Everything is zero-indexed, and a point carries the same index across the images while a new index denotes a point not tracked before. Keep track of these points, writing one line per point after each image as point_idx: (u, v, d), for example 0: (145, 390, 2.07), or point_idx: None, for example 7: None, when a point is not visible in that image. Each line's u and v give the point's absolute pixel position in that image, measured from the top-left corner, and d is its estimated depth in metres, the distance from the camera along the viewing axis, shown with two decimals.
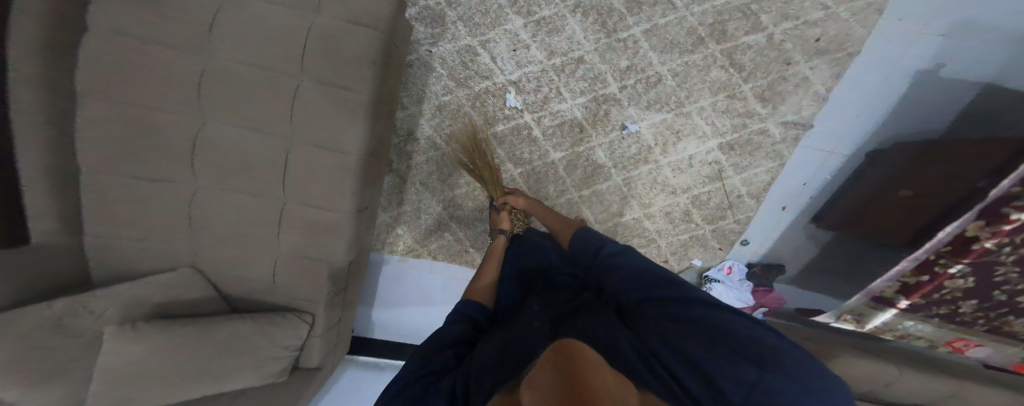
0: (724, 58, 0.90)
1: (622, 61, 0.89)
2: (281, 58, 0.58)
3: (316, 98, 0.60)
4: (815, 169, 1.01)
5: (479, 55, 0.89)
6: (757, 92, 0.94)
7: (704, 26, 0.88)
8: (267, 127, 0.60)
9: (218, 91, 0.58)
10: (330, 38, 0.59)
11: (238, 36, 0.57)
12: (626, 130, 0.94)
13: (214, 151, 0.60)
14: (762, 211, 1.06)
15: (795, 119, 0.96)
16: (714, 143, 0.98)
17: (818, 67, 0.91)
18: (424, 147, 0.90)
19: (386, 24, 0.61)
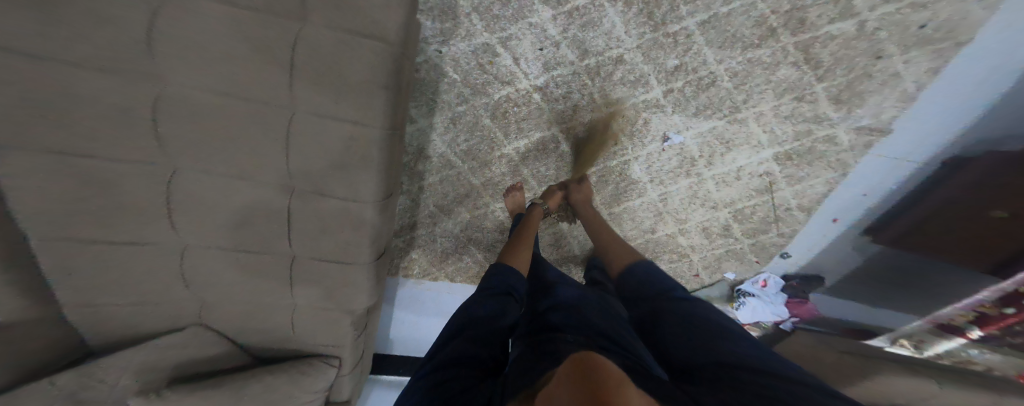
0: (798, 52, 0.73)
1: (670, 59, 0.75)
2: (267, 86, 0.47)
3: (316, 133, 0.51)
4: (883, 178, 0.87)
5: (499, 56, 0.74)
6: (833, 93, 0.78)
7: (777, 14, 0.69)
8: (263, 176, 0.53)
9: (191, 133, 0.48)
10: (329, 56, 0.47)
11: (196, 60, 0.44)
12: (668, 142, 0.84)
13: (196, 209, 0.53)
14: (809, 223, 0.97)
15: (873, 124, 0.81)
16: (768, 154, 0.87)
17: (915, 61, 0.71)
18: (437, 167, 0.86)
19: (400, 39, 0.48)
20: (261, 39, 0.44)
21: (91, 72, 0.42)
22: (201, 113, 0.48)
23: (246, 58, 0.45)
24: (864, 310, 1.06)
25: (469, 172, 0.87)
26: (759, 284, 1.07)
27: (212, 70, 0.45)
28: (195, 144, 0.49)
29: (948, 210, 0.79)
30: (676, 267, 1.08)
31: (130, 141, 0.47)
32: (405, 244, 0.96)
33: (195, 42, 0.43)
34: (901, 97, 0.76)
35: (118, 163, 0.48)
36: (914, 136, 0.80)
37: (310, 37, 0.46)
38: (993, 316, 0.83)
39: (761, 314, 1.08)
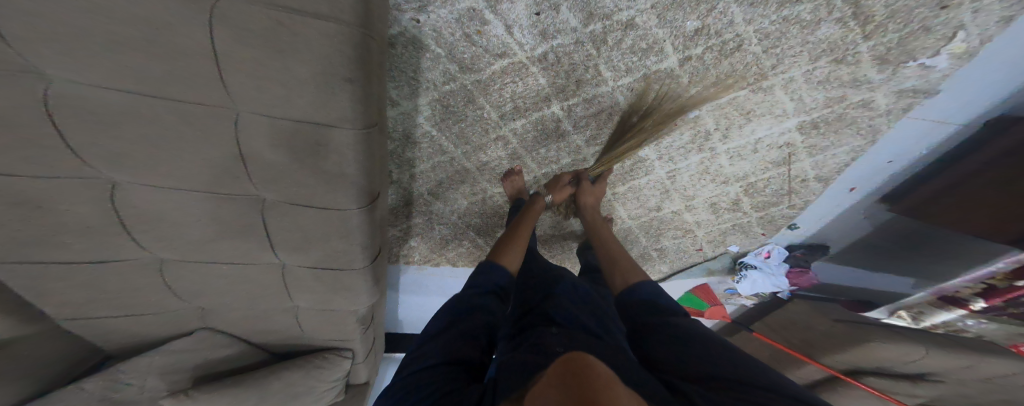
0: (846, 5, 0.62)
1: (689, 22, 0.65)
2: (191, 90, 0.38)
3: (273, 140, 0.44)
4: (915, 143, 0.80)
5: (488, 24, 0.64)
6: (879, 51, 0.67)
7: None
8: (229, 187, 0.48)
9: (120, 160, 0.42)
10: (258, 42, 0.35)
11: (86, 66, 0.34)
12: (681, 115, 0.77)
13: (162, 233, 0.51)
14: (823, 194, 0.92)
15: (918, 85, 0.71)
16: (792, 123, 0.79)
17: (987, 8, 0.59)
18: (429, 153, 0.81)
19: (359, 16, 0.36)
20: (151, 26, 0.32)
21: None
22: (118, 123, 0.39)
23: (143, 52, 0.34)
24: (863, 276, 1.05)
25: (462, 156, 0.83)
26: (763, 256, 1.06)
27: (101, 68, 0.34)
28: (129, 164, 0.42)
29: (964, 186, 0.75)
30: (679, 242, 1.07)
31: (46, 159, 0.40)
32: (403, 233, 0.96)
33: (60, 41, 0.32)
34: (962, 54, 0.65)
35: (44, 183, 0.42)
36: (960, 98, 0.71)
37: (228, 20, 0.34)
38: (998, 289, 0.79)
39: (763, 286, 1.09)
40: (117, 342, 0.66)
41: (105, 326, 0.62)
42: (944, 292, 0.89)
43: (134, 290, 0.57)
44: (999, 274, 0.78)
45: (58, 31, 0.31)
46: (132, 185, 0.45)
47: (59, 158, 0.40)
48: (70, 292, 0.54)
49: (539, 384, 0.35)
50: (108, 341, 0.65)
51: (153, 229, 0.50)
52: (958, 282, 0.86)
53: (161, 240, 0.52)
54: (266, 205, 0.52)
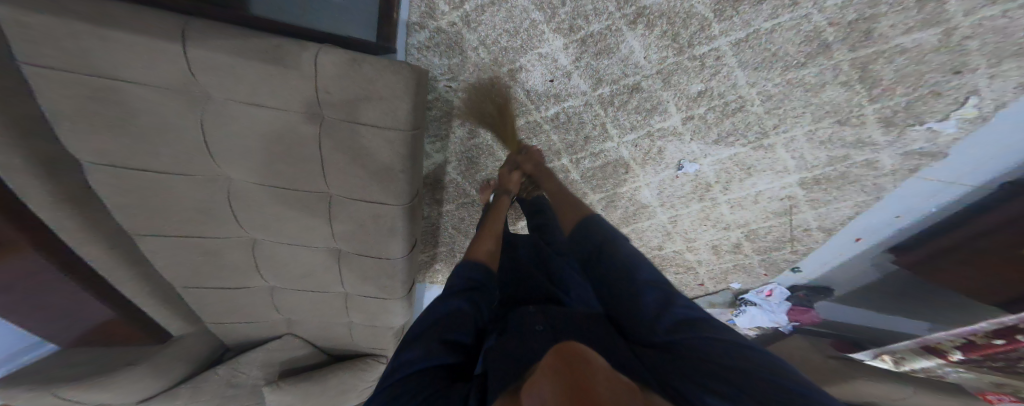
0: (852, 71, 0.63)
1: (694, 85, 0.70)
2: (302, 181, 0.59)
3: (348, 209, 0.64)
4: (922, 200, 0.80)
5: (510, 87, 0.75)
6: (885, 114, 0.68)
7: (837, 27, 0.58)
8: (320, 243, 0.70)
9: (255, 222, 0.65)
10: (351, 144, 0.55)
11: (245, 170, 0.57)
12: (682, 170, 0.85)
13: (274, 266, 0.74)
14: (826, 242, 0.95)
15: (927, 148, 0.71)
16: (793, 179, 0.83)
17: (1005, 75, 0.58)
18: (454, 196, 0.94)
19: (409, 121, 0.55)
20: (287, 150, 0.55)
21: (165, 183, 0.56)
22: (257, 205, 0.62)
23: (275, 165, 0.57)
24: (867, 315, 1.08)
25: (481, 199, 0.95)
26: (763, 293, 1.12)
27: (253, 175, 0.58)
28: (262, 226, 0.66)
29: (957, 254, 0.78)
30: (680, 277, 1.15)
31: (221, 224, 0.64)
32: (429, 258, 1.09)
33: (238, 162, 0.56)
34: (974, 118, 0.64)
35: (217, 240, 0.67)
36: (971, 160, 0.70)
37: (331, 132, 0.54)
38: (978, 344, 0.85)
39: (760, 321, 1.15)
40: (233, 326, 0.90)
41: (227, 314, 0.85)
42: (927, 342, 0.96)
43: (241, 302, 0.81)
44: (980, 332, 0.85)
45: (238, 157, 0.55)
46: (266, 242, 0.70)
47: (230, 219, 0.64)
48: (203, 298, 0.78)
49: (535, 375, 0.38)
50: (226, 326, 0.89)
51: (272, 267, 0.74)
52: (942, 335, 0.93)
53: (276, 274, 0.75)
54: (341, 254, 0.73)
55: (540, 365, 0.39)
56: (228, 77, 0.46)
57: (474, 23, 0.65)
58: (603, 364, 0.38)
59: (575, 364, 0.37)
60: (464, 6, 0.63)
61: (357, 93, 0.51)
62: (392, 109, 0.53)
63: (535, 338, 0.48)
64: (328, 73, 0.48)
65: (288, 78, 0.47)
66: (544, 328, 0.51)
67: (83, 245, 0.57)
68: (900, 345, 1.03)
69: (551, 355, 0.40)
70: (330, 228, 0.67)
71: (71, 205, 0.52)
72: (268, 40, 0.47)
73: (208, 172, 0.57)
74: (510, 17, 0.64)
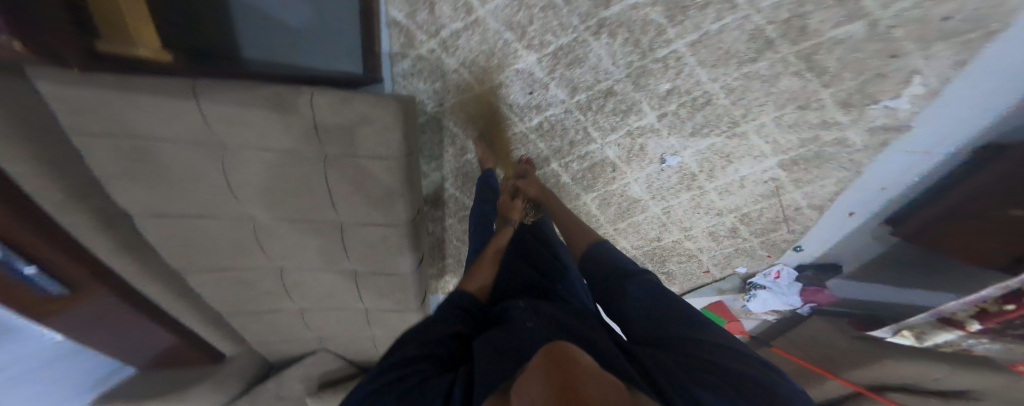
0: (802, 62, 0.68)
1: (662, 84, 0.77)
2: (318, 210, 0.71)
3: (359, 231, 0.75)
4: (899, 169, 0.80)
5: (491, 102, 0.83)
6: (841, 97, 0.72)
7: (775, 24, 0.65)
8: (340, 261, 0.82)
9: (284, 248, 0.77)
10: (352, 175, 0.65)
11: (270, 205, 0.68)
12: (665, 163, 0.88)
13: (308, 282, 0.88)
14: (821, 218, 0.95)
15: (888, 124, 0.74)
16: (772, 162, 0.86)
17: (938, 55, 0.62)
18: (455, 210, 1.02)
19: (400, 149, 0.63)
20: (302, 188, 0.66)
21: (210, 220, 0.69)
22: (285, 236, 0.75)
23: (293, 200, 0.68)
24: (888, 289, 0.98)
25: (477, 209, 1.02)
26: (772, 276, 1.10)
27: (277, 210, 0.70)
28: (291, 251, 0.78)
29: (949, 223, 0.75)
30: (685, 265, 1.15)
31: (247, 252, 0.77)
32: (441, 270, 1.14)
33: (266, 200, 0.68)
34: (924, 94, 0.67)
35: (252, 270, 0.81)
36: (941, 131, 0.72)
37: (335, 165, 0.64)
38: (993, 311, 0.74)
39: (773, 305, 1.12)
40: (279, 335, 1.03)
41: (267, 324, 0.99)
42: (942, 314, 0.85)
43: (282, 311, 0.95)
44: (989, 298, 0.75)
45: (264, 195, 0.67)
46: (291, 268, 0.83)
47: (257, 247, 0.76)
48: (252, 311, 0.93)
49: (527, 374, 0.41)
50: (277, 327, 1.02)
51: (306, 285, 0.88)
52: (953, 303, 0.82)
53: (301, 293, 0.90)
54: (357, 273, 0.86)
55: (530, 367, 0.42)
56: (246, 132, 0.57)
57: (451, 47, 0.75)
58: (594, 367, 0.40)
59: (565, 365, 0.40)
60: (440, 34, 0.73)
61: (350, 128, 0.59)
62: (384, 141, 0.61)
63: (524, 333, 0.52)
64: (324, 115, 0.57)
65: (289, 121, 0.57)
66: (535, 324, 0.54)
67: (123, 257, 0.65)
68: (916, 318, 0.91)
69: (541, 357, 0.43)
70: (345, 248, 0.78)
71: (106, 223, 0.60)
72: (267, 91, 0.55)
73: (232, 212, 0.68)
74: (483, 39, 0.73)
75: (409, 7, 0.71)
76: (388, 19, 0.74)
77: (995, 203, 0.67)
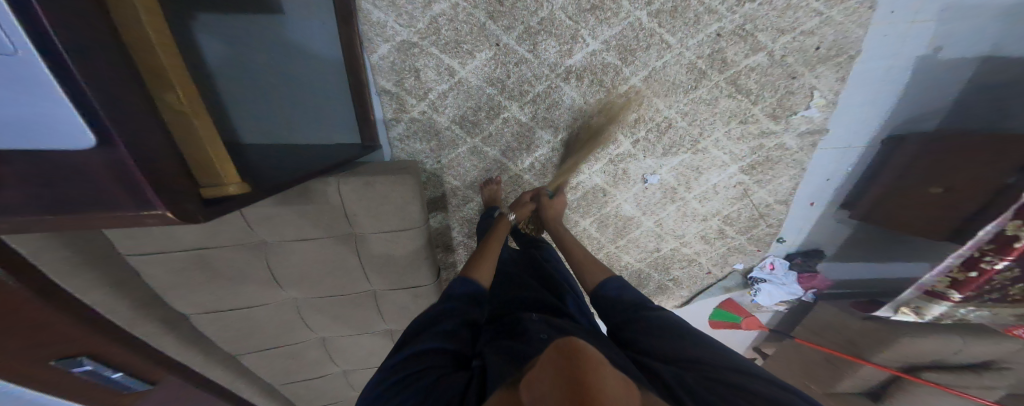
0: (729, 86, 0.87)
1: (629, 114, 0.88)
2: (351, 284, 0.66)
3: (392, 297, 0.70)
4: (836, 164, 0.97)
5: (485, 152, 0.89)
6: (769, 111, 0.90)
7: (703, 59, 0.84)
8: (375, 329, 0.75)
9: (317, 323, 0.70)
10: (381, 249, 0.63)
11: (305, 285, 0.63)
12: (647, 182, 0.96)
13: (328, 358, 0.79)
14: (790, 212, 1.04)
15: (812, 127, 0.92)
16: (735, 168, 0.96)
17: (823, 75, 0.85)
18: (463, 255, 1.03)
19: (421, 218, 0.63)
20: (336, 262, 0.62)
21: (224, 314, 0.63)
22: (316, 314, 0.68)
23: (318, 280, 0.63)
24: (871, 267, 1.07)
25: None
26: (768, 268, 1.11)
27: (300, 290, 0.64)
28: (325, 329, 0.72)
29: (890, 198, 0.92)
30: (688, 271, 1.16)
31: (293, 331, 0.70)
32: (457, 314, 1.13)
33: (300, 283, 0.63)
34: (825, 103, 0.89)
35: (291, 346, 0.73)
36: (850, 128, 0.92)
37: (364, 241, 0.62)
38: (964, 280, 0.84)
39: (780, 296, 1.11)
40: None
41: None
42: (925, 288, 0.91)
43: (305, 393, 0.87)
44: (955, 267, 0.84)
45: (296, 277, 0.62)
46: (333, 337, 0.75)
47: (293, 330, 0.70)
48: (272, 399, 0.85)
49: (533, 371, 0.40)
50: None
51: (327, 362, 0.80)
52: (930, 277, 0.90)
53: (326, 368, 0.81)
54: (395, 332, 0.78)
55: (537, 363, 0.40)
56: (276, 221, 0.55)
57: (441, 107, 0.83)
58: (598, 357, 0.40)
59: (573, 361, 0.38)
60: (428, 97, 0.82)
61: (373, 205, 0.59)
62: (405, 213, 0.61)
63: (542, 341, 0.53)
64: (350, 201, 0.58)
65: (318, 210, 0.57)
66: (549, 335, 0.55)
67: (127, 331, 0.60)
68: (905, 295, 0.95)
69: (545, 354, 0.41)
70: (379, 313, 0.72)
71: (114, 290, 0.56)
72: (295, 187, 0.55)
73: (276, 297, 0.64)
74: (470, 97, 0.83)
75: (396, 76, 0.80)
76: (377, 88, 0.81)
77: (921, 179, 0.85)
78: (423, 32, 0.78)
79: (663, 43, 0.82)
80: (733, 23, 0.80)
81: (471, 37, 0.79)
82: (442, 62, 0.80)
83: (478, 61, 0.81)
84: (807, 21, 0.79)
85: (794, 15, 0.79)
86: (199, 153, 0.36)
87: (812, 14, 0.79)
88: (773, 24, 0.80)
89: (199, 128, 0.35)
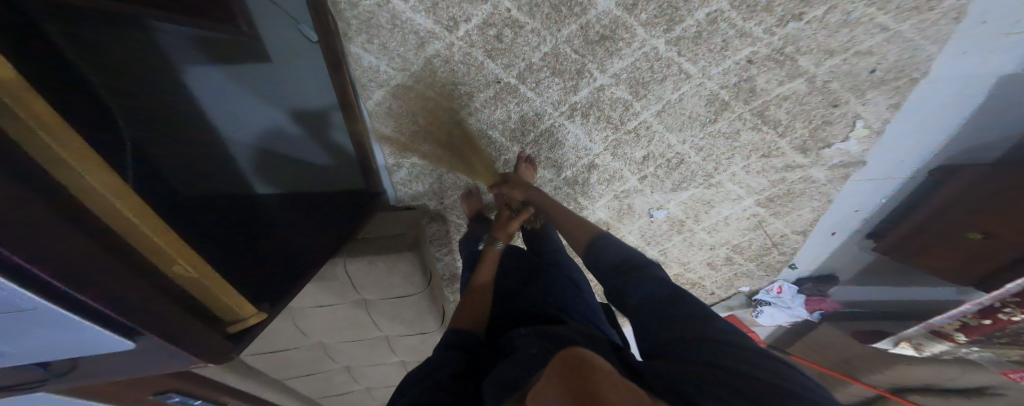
0: (754, 117, 0.76)
1: (637, 151, 0.84)
2: (365, 332, 0.76)
3: (402, 340, 0.81)
4: (869, 197, 0.87)
5: (487, 190, 0.92)
6: (798, 144, 0.80)
7: (728, 88, 0.73)
8: (388, 359, 0.87)
9: (337, 358, 0.83)
10: (390, 310, 0.73)
11: (327, 334, 0.75)
12: (654, 216, 0.96)
13: (349, 378, 0.93)
14: (806, 240, 1.00)
15: (846, 160, 0.81)
16: (750, 202, 0.92)
17: (873, 101, 0.70)
18: None
19: (424, 285, 0.70)
20: (353, 318, 0.73)
21: (261, 356, 0.75)
22: (337, 352, 0.80)
23: (337, 331, 0.74)
24: (890, 291, 0.99)
25: None
26: (774, 291, 1.12)
27: (322, 336, 0.75)
28: (346, 360, 0.84)
29: (918, 238, 0.82)
30: (691, 291, 1.20)
31: (323, 364, 0.84)
32: None
33: (324, 333, 0.74)
34: (869, 134, 0.76)
35: (325, 373, 0.88)
36: (892, 161, 0.79)
37: (375, 304, 0.71)
38: (975, 325, 0.86)
39: (782, 318, 1.14)
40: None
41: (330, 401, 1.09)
42: (932, 327, 0.95)
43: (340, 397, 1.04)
44: (967, 313, 0.86)
45: (320, 330, 0.73)
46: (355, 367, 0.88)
47: (321, 362, 0.83)
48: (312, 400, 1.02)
49: (541, 382, 0.36)
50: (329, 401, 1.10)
51: (350, 380, 0.94)
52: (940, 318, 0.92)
53: (348, 384, 0.95)
54: (406, 362, 0.90)
55: (548, 371, 0.37)
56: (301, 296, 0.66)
57: (440, 151, 0.84)
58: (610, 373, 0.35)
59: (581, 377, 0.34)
60: (427, 141, 0.82)
61: (381, 279, 0.68)
62: (409, 281, 0.69)
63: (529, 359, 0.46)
64: (357, 275, 0.66)
65: (333, 288, 0.67)
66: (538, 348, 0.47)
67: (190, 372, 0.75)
68: (911, 331, 0.99)
69: (556, 363, 0.37)
70: (390, 350, 0.83)
71: None
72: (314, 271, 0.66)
73: (306, 345, 0.76)
74: (466, 139, 0.82)
75: (393, 121, 0.79)
76: (375, 135, 0.80)
77: (954, 223, 0.74)
78: (418, 75, 0.74)
79: (681, 73, 0.72)
80: (771, 46, 0.66)
81: (469, 78, 0.74)
82: (439, 104, 0.77)
83: (476, 103, 0.77)
84: (867, 39, 0.63)
85: (849, 33, 0.63)
86: (208, 296, 0.41)
87: (873, 30, 0.62)
88: (817, 45, 0.65)
89: (205, 282, 0.40)
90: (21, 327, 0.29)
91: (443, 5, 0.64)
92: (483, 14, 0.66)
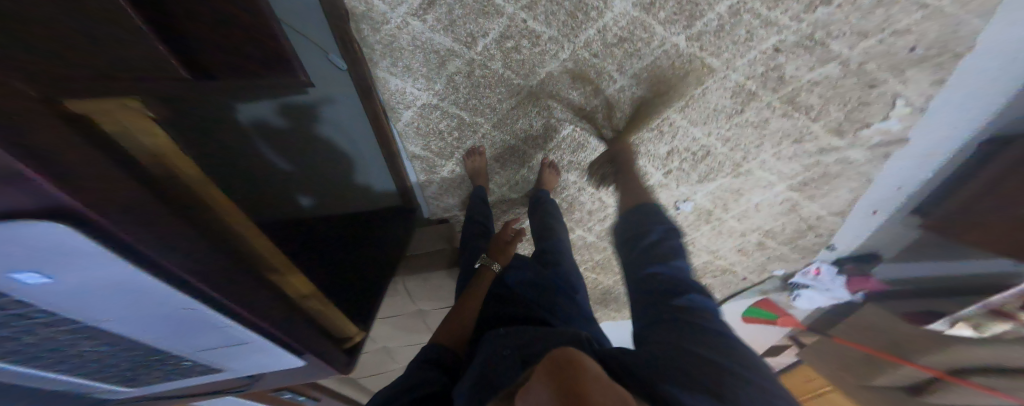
0: (783, 105, 0.74)
1: (662, 147, 0.84)
2: (419, 332, 0.95)
3: None
4: (911, 174, 0.83)
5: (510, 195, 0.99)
6: (833, 126, 0.77)
7: (754, 78, 0.71)
8: None
9: None
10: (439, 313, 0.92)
11: (391, 337, 0.93)
12: (681, 208, 0.97)
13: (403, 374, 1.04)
14: (845, 221, 0.98)
15: (886, 139, 0.78)
16: (782, 187, 0.91)
17: (913, 79, 0.67)
18: None
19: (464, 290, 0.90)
20: (411, 321, 0.92)
21: None
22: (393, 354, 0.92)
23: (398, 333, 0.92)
24: (942, 265, 0.90)
25: None
26: (811, 273, 1.11)
27: (386, 339, 0.93)
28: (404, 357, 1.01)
29: (961, 217, 0.78)
30: (723, 277, 1.19)
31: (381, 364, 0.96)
32: None
33: (388, 337, 0.92)
34: (910, 112, 0.72)
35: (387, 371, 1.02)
36: (937, 137, 0.75)
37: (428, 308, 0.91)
38: None
39: (821, 300, 1.12)
40: None
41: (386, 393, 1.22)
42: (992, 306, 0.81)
43: None
44: None
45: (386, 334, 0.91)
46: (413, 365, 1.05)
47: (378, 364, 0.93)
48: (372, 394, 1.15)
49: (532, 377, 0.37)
50: None
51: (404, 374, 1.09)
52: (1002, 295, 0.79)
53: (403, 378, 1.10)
54: None
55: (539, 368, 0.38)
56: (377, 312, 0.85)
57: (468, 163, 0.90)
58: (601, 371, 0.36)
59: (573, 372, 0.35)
60: (455, 155, 0.88)
61: (434, 288, 0.87)
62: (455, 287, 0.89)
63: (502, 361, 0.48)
64: (416, 287, 0.85)
65: (398, 300, 0.85)
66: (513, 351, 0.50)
67: None
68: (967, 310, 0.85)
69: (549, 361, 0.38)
70: None
71: None
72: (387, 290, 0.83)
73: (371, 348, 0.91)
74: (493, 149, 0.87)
75: (422, 140, 0.85)
76: (407, 154, 0.87)
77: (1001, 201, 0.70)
78: (442, 94, 0.77)
79: (704, 67, 0.71)
80: (798, 33, 0.64)
81: (491, 92, 0.77)
82: (463, 120, 0.81)
83: (500, 114, 0.80)
84: (904, 17, 0.60)
85: (886, 11, 0.60)
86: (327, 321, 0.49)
87: (912, 7, 0.59)
88: (851, 27, 0.62)
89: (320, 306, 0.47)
90: (240, 353, 0.42)
91: (461, 23, 0.66)
92: (500, 27, 0.67)
